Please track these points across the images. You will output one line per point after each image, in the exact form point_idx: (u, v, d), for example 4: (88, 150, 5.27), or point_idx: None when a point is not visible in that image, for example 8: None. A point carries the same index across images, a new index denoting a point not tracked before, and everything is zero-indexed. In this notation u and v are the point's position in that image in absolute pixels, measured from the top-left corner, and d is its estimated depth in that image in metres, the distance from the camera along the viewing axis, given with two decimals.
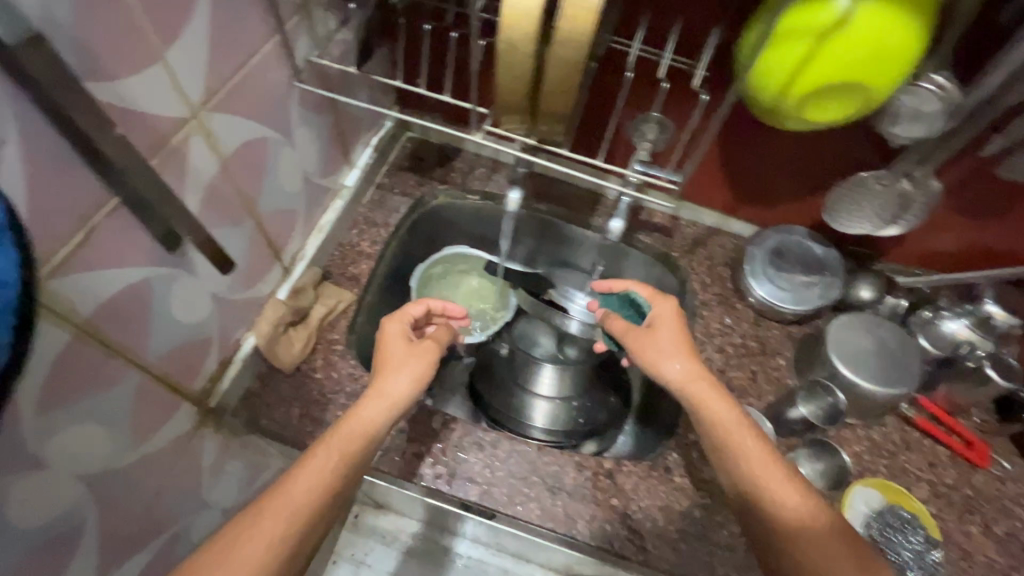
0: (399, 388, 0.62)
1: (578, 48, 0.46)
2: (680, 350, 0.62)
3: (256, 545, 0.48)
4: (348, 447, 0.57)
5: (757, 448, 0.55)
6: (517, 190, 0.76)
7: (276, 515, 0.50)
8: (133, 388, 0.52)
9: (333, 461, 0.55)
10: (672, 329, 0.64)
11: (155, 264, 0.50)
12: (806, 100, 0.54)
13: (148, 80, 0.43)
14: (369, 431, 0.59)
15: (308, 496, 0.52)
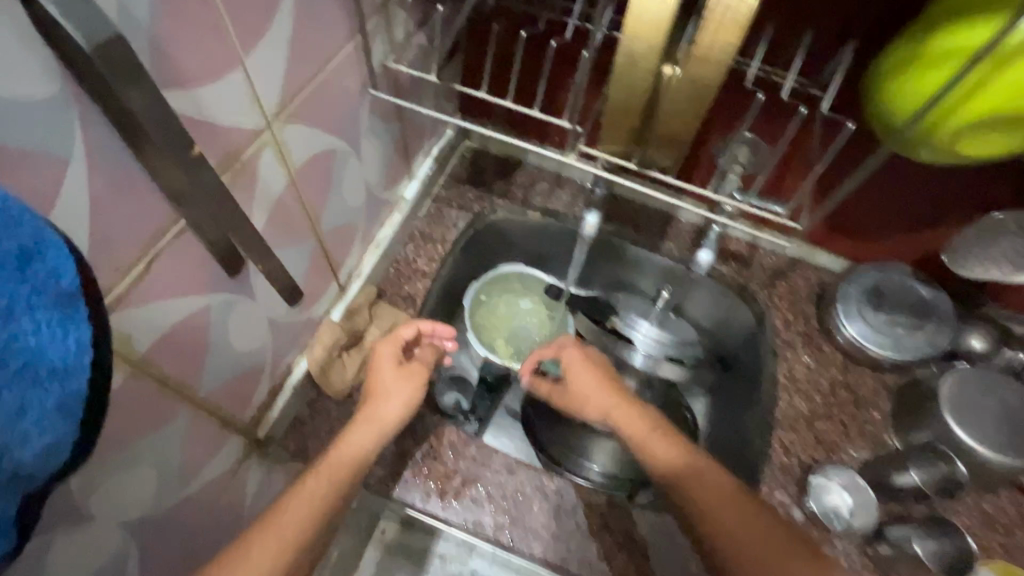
0: (389, 414, 0.60)
1: (715, 69, 0.40)
2: (601, 384, 0.68)
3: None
4: (334, 478, 0.54)
5: (670, 457, 0.59)
6: (594, 213, 0.69)
7: (250, 550, 0.47)
8: (185, 426, 0.47)
9: (318, 495, 0.52)
10: (584, 368, 0.70)
11: (217, 290, 0.44)
12: (958, 136, 0.47)
13: (225, 87, 0.37)
14: (354, 463, 0.56)
15: (291, 529, 0.49)
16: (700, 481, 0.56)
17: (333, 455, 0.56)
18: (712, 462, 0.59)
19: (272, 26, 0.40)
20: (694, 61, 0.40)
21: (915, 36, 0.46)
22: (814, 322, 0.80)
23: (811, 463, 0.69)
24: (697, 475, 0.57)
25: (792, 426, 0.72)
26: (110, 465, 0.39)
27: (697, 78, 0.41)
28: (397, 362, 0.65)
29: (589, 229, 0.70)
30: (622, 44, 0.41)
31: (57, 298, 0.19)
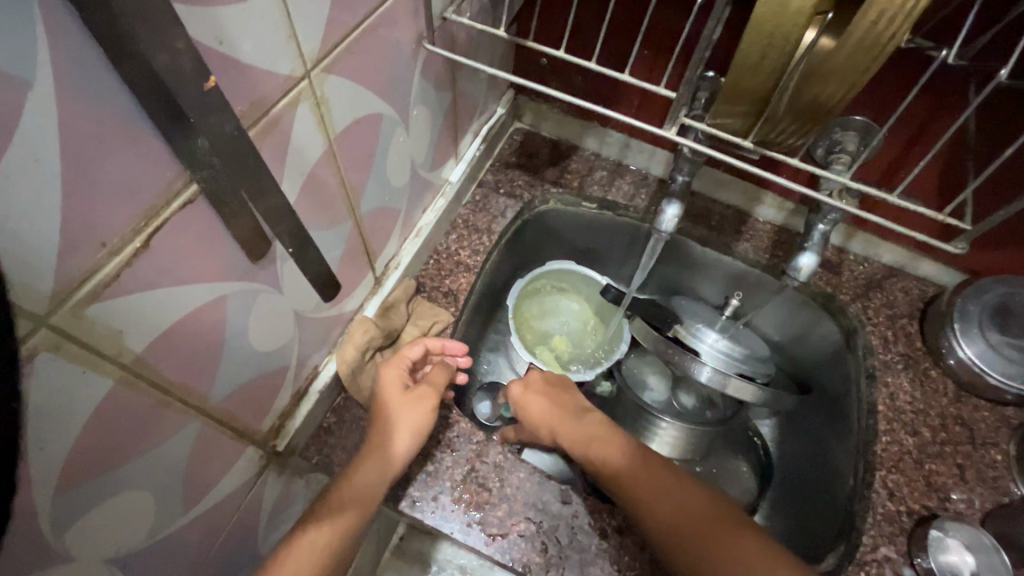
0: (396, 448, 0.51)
1: (899, 16, 0.32)
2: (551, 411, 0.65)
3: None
4: (338, 527, 0.47)
5: (619, 461, 0.58)
6: (674, 204, 0.60)
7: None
8: (192, 440, 0.39)
9: (321, 543, 0.46)
10: (530, 397, 0.67)
11: (235, 277, 0.36)
12: None
13: (255, 13, 0.29)
14: (359, 507, 0.48)
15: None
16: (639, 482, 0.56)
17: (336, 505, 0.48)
18: (663, 468, 0.58)
19: None
20: (875, 4, 0.31)
21: None
22: (919, 342, 0.68)
23: (922, 512, 0.58)
24: (643, 476, 0.56)
25: (897, 464, 0.61)
26: (92, 492, 0.31)
27: (878, 23, 0.32)
28: (402, 383, 0.56)
29: (668, 223, 0.60)
30: None
31: None
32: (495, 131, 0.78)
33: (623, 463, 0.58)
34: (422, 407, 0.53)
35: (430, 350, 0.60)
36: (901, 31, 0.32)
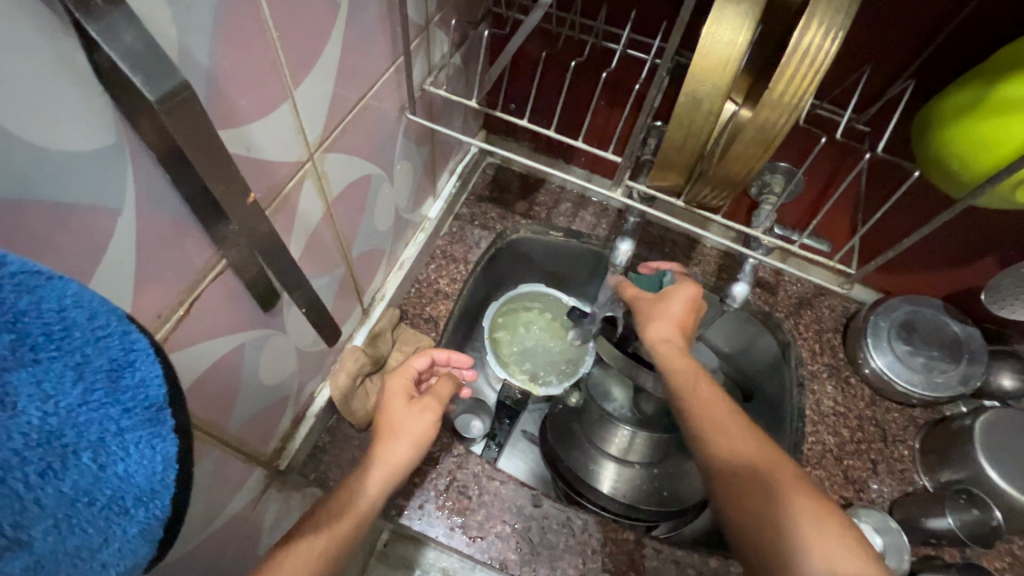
0: (401, 456, 0.54)
1: (784, 116, 0.38)
2: (678, 322, 0.60)
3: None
4: (345, 527, 0.48)
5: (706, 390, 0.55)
6: (627, 240, 0.68)
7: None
8: (211, 465, 0.45)
9: (320, 547, 0.46)
10: (664, 315, 0.61)
11: (250, 327, 0.42)
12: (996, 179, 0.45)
13: (275, 121, 0.36)
14: (361, 511, 0.50)
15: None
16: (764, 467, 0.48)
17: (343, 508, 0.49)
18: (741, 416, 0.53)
19: (324, 54, 0.38)
20: (764, 106, 0.38)
21: (978, 83, 0.45)
22: (842, 354, 0.78)
23: (839, 502, 0.68)
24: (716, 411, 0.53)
25: (820, 461, 0.71)
26: None
27: (767, 123, 0.39)
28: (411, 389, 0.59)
29: (622, 256, 0.68)
30: (686, 84, 0.40)
31: (148, 409, 0.18)
32: (469, 168, 0.85)
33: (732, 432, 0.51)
34: (426, 417, 0.56)
35: (435, 362, 0.64)
36: (789, 124, 0.39)
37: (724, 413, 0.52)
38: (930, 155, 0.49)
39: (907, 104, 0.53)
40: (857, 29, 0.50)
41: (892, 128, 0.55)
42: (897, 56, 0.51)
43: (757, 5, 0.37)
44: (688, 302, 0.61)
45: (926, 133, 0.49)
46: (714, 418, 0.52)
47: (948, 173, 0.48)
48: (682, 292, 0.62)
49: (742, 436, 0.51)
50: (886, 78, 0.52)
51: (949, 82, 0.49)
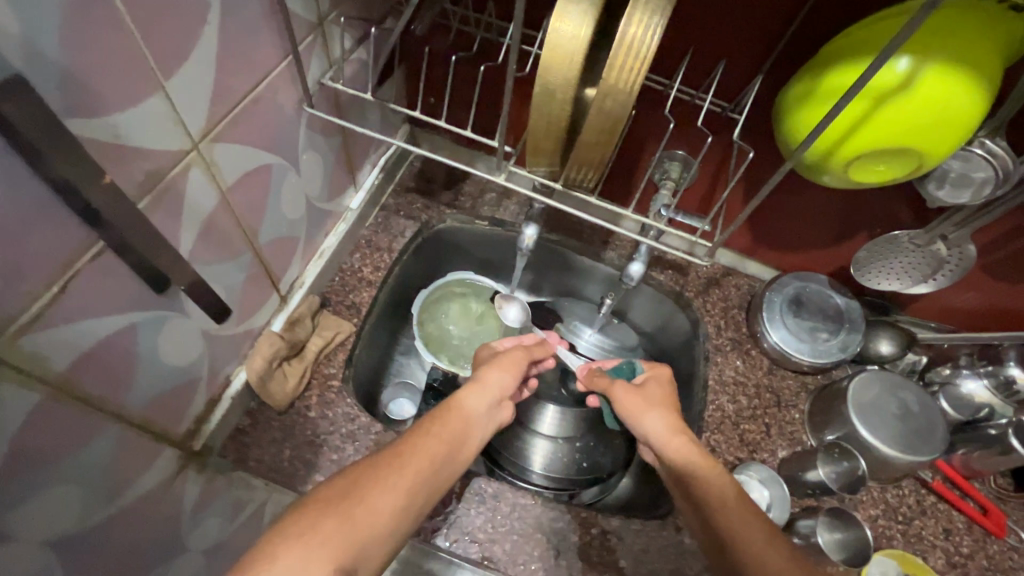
0: (490, 378, 0.60)
1: (622, 102, 0.43)
2: (664, 406, 0.60)
3: (360, 479, 0.44)
4: (460, 427, 0.53)
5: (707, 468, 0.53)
6: (532, 225, 0.73)
7: (399, 471, 0.45)
8: (113, 441, 0.47)
9: (449, 437, 0.51)
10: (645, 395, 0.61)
11: (143, 307, 0.45)
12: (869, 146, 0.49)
13: (147, 111, 0.38)
14: (468, 419, 0.54)
15: (433, 457, 0.48)
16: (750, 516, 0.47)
17: (454, 409, 0.54)
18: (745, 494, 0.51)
19: (196, 50, 0.41)
20: (603, 92, 0.43)
21: (813, 69, 0.50)
22: (745, 328, 0.84)
23: (734, 462, 0.74)
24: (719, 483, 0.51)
25: (719, 427, 0.76)
26: (31, 483, 0.39)
27: (606, 108, 0.44)
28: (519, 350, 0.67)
29: (528, 240, 0.73)
30: (539, 75, 0.44)
31: None
32: (393, 161, 0.87)
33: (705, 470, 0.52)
34: (518, 363, 0.63)
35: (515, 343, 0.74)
36: (627, 108, 0.44)
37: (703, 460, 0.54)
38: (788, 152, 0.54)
39: (763, 95, 0.58)
40: (717, 26, 0.55)
41: (757, 116, 0.60)
42: (753, 52, 0.56)
43: (594, 4, 0.42)
44: (663, 382, 0.64)
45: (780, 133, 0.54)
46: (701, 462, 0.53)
47: (818, 158, 0.52)
48: (660, 377, 0.63)
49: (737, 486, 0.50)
50: (746, 71, 0.57)
51: (797, 67, 0.53)
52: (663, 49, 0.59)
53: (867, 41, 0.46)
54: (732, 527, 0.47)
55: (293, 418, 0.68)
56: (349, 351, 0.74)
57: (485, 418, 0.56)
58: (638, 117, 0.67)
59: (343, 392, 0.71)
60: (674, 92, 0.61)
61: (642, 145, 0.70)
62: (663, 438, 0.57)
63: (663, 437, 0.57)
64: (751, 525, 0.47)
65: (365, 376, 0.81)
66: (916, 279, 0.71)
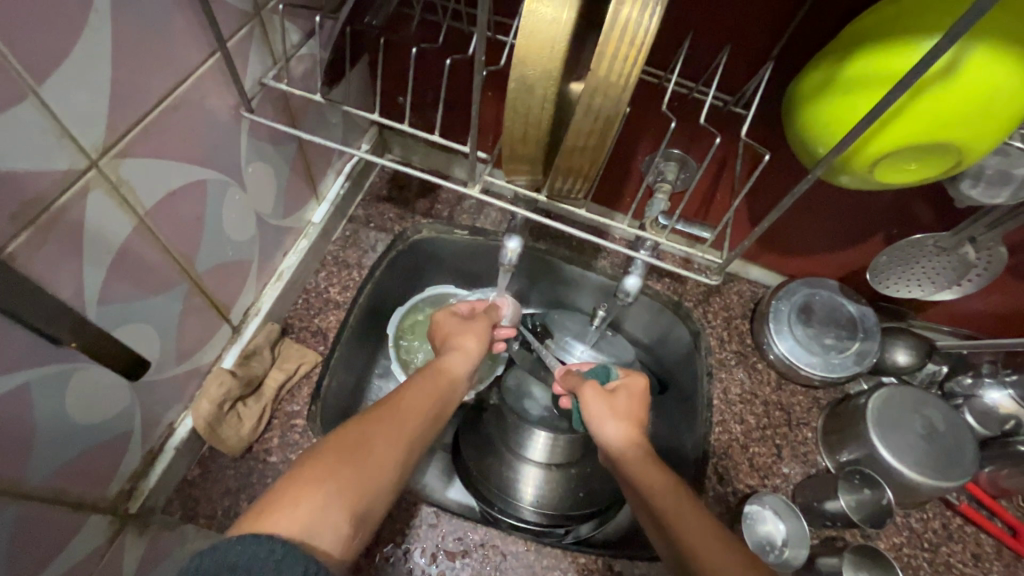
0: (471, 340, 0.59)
1: (615, 95, 0.36)
2: (629, 418, 0.56)
3: (363, 433, 0.44)
4: (451, 377, 0.54)
5: (662, 483, 0.48)
6: (515, 237, 0.65)
7: (402, 417, 0.46)
8: (9, 525, 0.39)
9: (442, 384, 0.52)
10: (610, 402, 0.57)
11: (38, 363, 0.37)
12: (905, 141, 0.42)
13: (10, 124, 0.30)
14: (455, 375, 0.55)
15: (430, 405, 0.49)
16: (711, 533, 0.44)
17: (440, 367, 0.54)
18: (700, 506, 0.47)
19: (79, 45, 0.32)
20: (593, 86, 0.35)
21: (834, 58, 0.43)
22: (749, 340, 0.78)
23: (744, 490, 0.67)
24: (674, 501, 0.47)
25: (727, 450, 0.70)
26: None
27: (594, 106, 0.36)
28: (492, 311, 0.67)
29: (512, 254, 0.66)
30: (513, 67, 0.36)
31: None
32: (362, 168, 0.78)
33: (671, 491, 0.48)
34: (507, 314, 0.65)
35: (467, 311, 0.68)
36: (621, 106, 0.36)
37: (667, 482, 0.48)
38: (807, 153, 0.47)
39: (772, 87, 0.51)
40: (719, 8, 0.48)
41: (765, 111, 0.53)
42: (761, 38, 0.49)
43: None
44: (636, 394, 0.59)
45: (797, 131, 0.47)
46: (656, 476, 0.49)
47: (843, 158, 0.45)
48: (631, 387, 0.59)
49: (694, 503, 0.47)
50: (753, 58, 0.50)
51: (814, 54, 0.46)
52: (657, 36, 0.51)
53: (899, 20, 0.39)
54: (700, 556, 0.43)
55: (251, 465, 0.60)
56: (314, 383, 0.66)
57: (469, 376, 0.57)
58: (630, 113, 0.59)
59: (308, 432, 0.62)
60: (670, 86, 0.54)
61: (634, 143, 0.63)
62: (622, 450, 0.53)
63: (622, 448, 0.53)
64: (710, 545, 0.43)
65: (337, 408, 0.73)
66: (942, 285, 0.65)
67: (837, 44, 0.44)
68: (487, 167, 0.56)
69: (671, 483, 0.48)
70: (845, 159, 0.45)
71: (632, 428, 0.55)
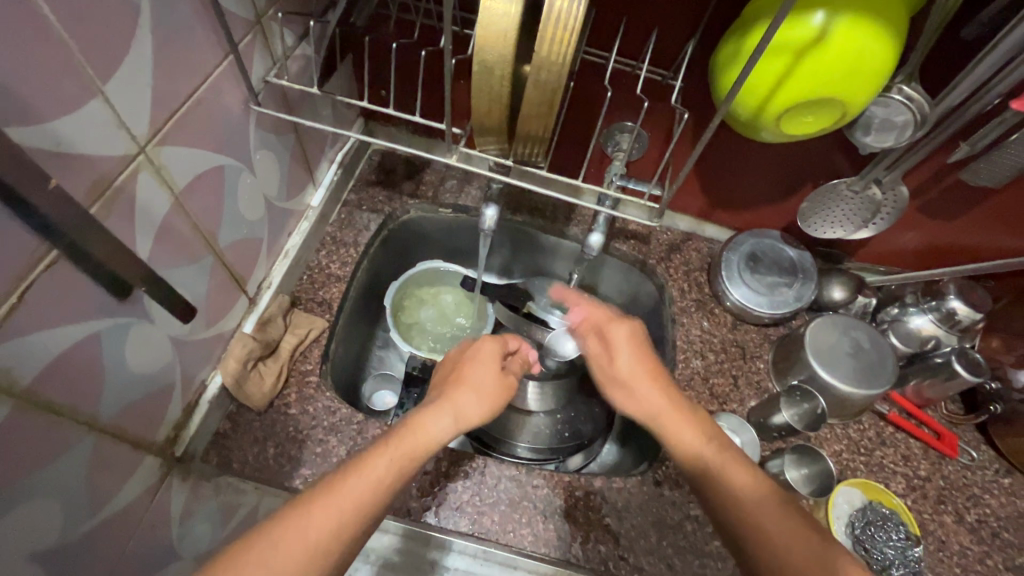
0: (470, 401, 0.54)
1: (558, 72, 0.45)
2: (640, 354, 0.61)
3: (266, 546, 0.39)
4: (406, 459, 0.47)
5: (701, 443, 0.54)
6: (492, 206, 0.74)
7: (310, 519, 0.41)
8: (88, 454, 0.47)
9: (385, 472, 0.45)
10: (637, 348, 0.61)
11: (106, 314, 0.45)
12: (798, 98, 0.52)
13: (86, 118, 0.39)
14: (427, 440, 0.49)
15: (356, 505, 0.42)
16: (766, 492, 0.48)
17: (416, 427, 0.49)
18: (742, 461, 0.51)
19: (132, 52, 0.41)
20: (540, 67, 0.45)
21: (739, 31, 0.52)
22: (707, 289, 0.87)
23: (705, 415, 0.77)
24: (725, 459, 0.52)
25: (690, 383, 0.79)
26: (3, 501, 0.39)
27: (542, 81, 0.45)
28: (468, 368, 0.57)
29: (490, 221, 0.75)
30: (475, 53, 0.45)
31: None
32: (351, 156, 0.86)
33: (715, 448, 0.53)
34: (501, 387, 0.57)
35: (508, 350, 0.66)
36: (562, 82, 0.45)
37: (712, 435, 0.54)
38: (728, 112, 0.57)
39: (697, 60, 0.61)
40: None
41: (695, 81, 0.63)
42: (683, 20, 0.58)
43: None
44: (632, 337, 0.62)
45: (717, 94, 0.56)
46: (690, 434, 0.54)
47: (754, 114, 0.55)
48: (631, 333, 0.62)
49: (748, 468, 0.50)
50: (679, 38, 0.60)
51: (726, 28, 0.55)
52: (599, 23, 0.61)
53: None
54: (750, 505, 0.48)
55: (273, 417, 0.69)
56: (324, 346, 0.75)
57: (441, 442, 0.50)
58: (584, 91, 0.69)
59: (322, 386, 0.71)
60: (613, 65, 0.63)
61: (590, 117, 0.72)
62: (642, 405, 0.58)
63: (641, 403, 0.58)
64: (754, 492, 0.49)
65: (343, 371, 0.82)
66: (859, 225, 0.76)
67: (742, 19, 0.53)
68: (462, 141, 0.64)
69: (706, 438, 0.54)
70: (755, 114, 0.55)
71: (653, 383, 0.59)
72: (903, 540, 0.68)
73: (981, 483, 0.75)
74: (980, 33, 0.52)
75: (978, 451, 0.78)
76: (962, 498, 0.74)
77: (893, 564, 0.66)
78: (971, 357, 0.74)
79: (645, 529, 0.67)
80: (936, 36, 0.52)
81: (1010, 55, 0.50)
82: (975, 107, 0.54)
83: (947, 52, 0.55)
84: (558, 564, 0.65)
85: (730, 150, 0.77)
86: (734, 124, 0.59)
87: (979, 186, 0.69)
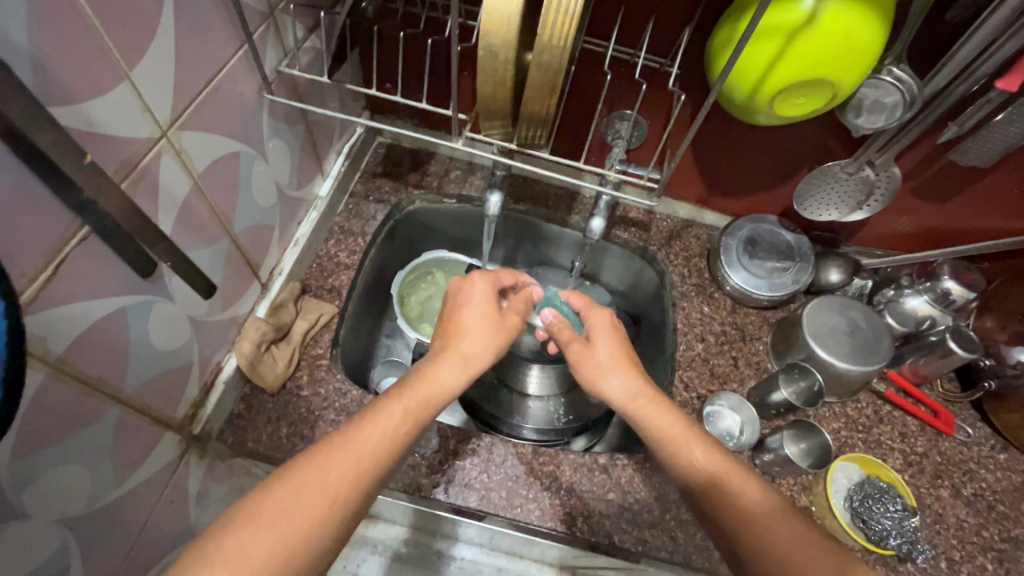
0: (470, 350, 0.56)
1: (559, 54, 0.47)
2: (618, 363, 0.59)
3: (285, 499, 0.40)
4: (415, 411, 0.49)
5: (710, 461, 0.51)
6: (496, 193, 0.77)
7: (329, 472, 0.42)
8: (114, 424, 0.49)
9: (397, 425, 0.47)
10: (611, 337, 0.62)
11: (133, 291, 0.48)
12: (790, 79, 0.54)
13: (114, 101, 0.41)
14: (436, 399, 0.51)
15: (368, 456, 0.44)
16: (778, 513, 0.47)
17: (420, 386, 0.51)
18: (748, 479, 0.50)
19: (155, 41, 0.43)
20: (542, 50, 0.47)
21: (731, 17, 0.54)
22: (707, 274, 0.88)
23: (706, 395, 0.79)
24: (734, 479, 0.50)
25: (691, 365, 0.81)
26: (38, 466, 0.42)
27: (544, 63, 0.48)
28: (454, 321, 0.58)
29: (493, 207, 0.77)
30: (480, 39, 0.47)
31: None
32: (357, 148, 0.88)
33: (723, 463, 0.51)
34: (497, 335, 0.58)
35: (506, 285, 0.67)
36: (562, 64, 0.48)
37: (707, 450, 0.52)
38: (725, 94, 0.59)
39: (694, 45, 0.63)
40: None
41: (691, 67, 0.65)
42: (679, 8, 0.60)
43: None
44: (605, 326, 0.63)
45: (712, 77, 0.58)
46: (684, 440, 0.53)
47: (748, 96, 0.57)
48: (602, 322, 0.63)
49: (756, 486, 0.49)
50: (677, 25, 0.62)
51: (722, 12, 0.57)
52: (598, 11, 0.63)
53: None
54: (771, 533, 0.46)
55: (286, 398, 0.71)
56: (333, 332, 0.77)
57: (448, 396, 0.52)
58: (584, 78, 0.71)
59: (332, 369, 0.73)
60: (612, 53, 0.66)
61: (589, 105, 0.74)
62: (631, 405, 0.57)
63: (629, 403, 0.57)
64: (777, 521, 0.47)
65: (352, 357, 0.84)
66: (853, 207, 0.78)
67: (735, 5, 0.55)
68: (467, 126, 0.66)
69: (711, 451, 0.52)
70: (749, 97, 0.57)
71: (633, 377, 0.58)
72: (900, 512, 0.69)
73: (977, 458, 0.77)
74: (963, 14, 0.55)
75: (974, 427, 0.79)
76: (957, 473, 0.76)
77: (890, 535, 0.68)
78: (965, 334, 0.76)
79: (648, 505, 0.68)
80: (923, 18, 0.54)
81: (994, 36, 0.52)
82: (961, 88, 0.56)
83: (932, 34, 0.57)
84: (565, 538, 0.67)
85: (728, 137, 0.78)
86: (730, 107, 0.61)
87: (971, 166, 0.71)
